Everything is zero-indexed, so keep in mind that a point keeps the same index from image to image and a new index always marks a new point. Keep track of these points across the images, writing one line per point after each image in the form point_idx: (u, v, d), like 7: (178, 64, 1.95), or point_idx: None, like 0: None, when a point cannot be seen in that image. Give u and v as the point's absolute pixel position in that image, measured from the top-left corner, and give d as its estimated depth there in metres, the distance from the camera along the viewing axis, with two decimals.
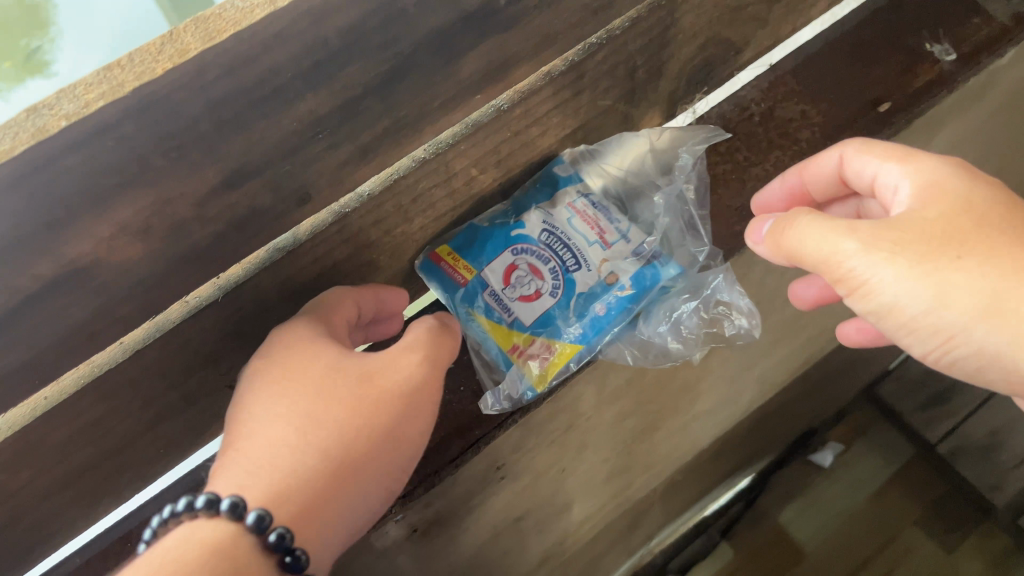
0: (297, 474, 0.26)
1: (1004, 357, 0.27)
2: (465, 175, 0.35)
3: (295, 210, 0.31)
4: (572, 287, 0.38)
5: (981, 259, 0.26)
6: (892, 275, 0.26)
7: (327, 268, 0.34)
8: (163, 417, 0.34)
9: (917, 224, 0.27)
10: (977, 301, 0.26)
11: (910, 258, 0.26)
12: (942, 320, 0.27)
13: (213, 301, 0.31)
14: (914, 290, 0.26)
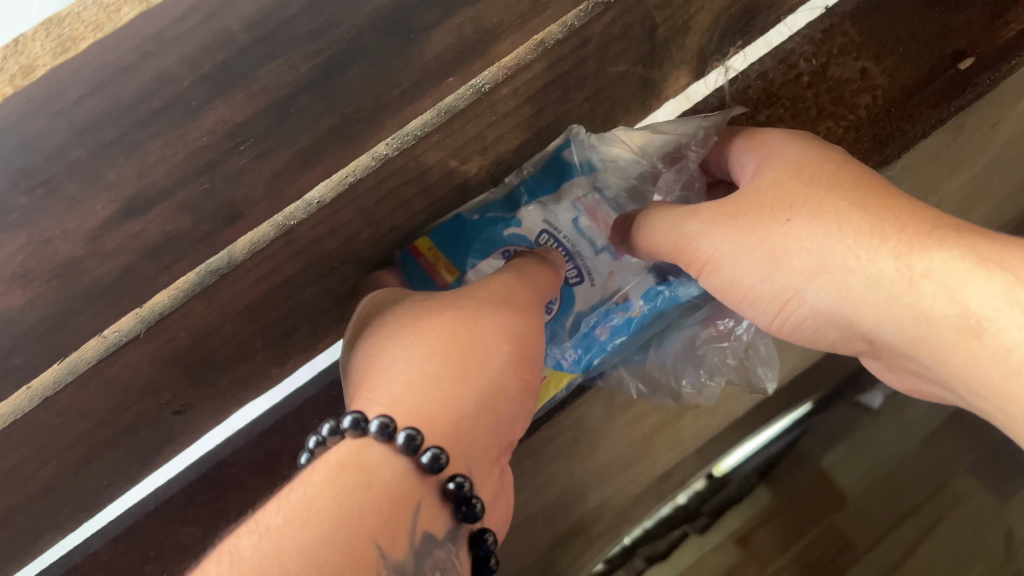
0: (434, 394, 0.22)
1: (851, 326, 0.22)
2: (442, 167, 0.29)
3: (225, 229, 0.26)
4: (570, 303, 0.32)
5: (807, 219, 0.23)
6: (721, 246, 0.25)
7: (278, 286, 0.28)
8: (97, 453, 0.29)
9: (751, 195, 0.25)
10: (805, 264, 0.23)
11: (742, 228, 0.25)
12: (788, 296, 0.24)
13: (136, 336, 0.26)
14: (748, 265, 0.24)
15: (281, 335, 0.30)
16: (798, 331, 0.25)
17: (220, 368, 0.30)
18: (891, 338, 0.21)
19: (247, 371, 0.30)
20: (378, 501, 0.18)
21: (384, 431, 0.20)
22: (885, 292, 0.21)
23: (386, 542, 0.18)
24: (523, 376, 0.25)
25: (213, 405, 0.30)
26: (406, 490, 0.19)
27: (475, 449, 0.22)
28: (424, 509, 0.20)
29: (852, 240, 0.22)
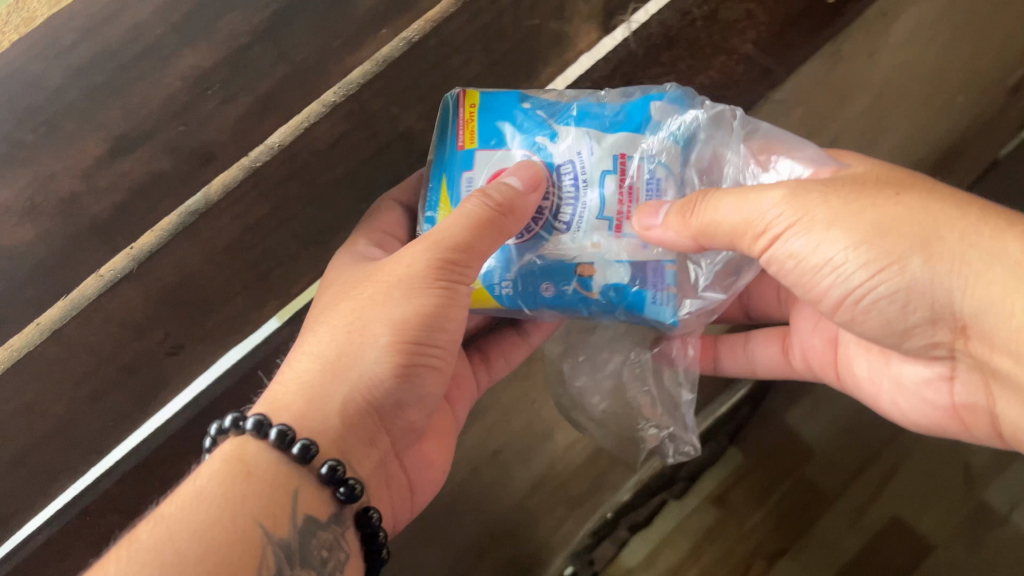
0: (308, 401, 0.24)
1: (943, 305, 0.22)
2: (386, 115, 0.33)
3: (200, 170, 0.31)
4: (535, 248, 0.27)
5: (918, 199, 0.22)
6: (815, 228, 0.23)
7: (251, 228, 0.33)
8: (102, 392, 0.33)
9: (848, 179, 0.24)
10: (916, 237, 0.22)
11: (840, 195, 0.23)
12: (867, 273, 0.23)
13: (129, 273, 0.32)
14: (833, 243, 0.23)
15: (257, 277, 0.33)
16: (854, 303, 0.24)
17: (208, 309, 0.33)
18: (999, 325, 0.21)
19: (228, 315, 0.33)
20: (251, 496, 0.21)
21: (260, 435, 0.22)
22: (990, 265, 0.21)
23: (263, 521, 0.21)
24: (418, 353, 0.26)
25: (205, 345, 0.33)
26: (277, 483, 0.22)
27: (352, 439, 0.24)
28: (300, 495, 0.22)
29: (970, 228, 0.21)
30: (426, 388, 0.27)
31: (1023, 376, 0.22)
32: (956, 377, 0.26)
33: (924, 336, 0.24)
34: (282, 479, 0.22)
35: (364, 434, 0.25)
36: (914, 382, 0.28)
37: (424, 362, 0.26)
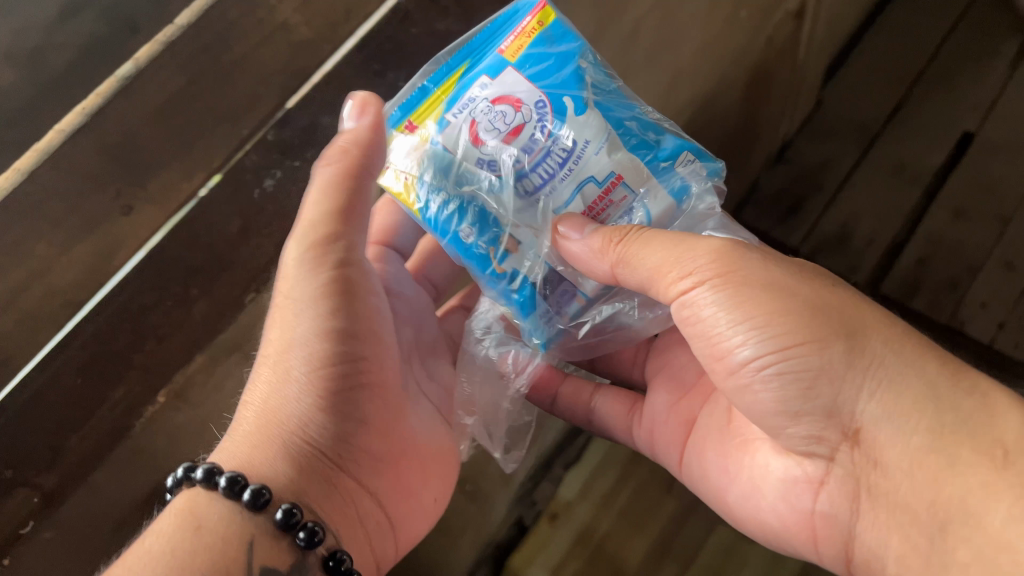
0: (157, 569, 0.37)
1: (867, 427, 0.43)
2: (253, 18, 0.52)
3: (131, 40, 0.51)
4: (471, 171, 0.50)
5: (890, 364, 0.41)
6: (720, 281, 0.44)
7: (172, 96, 0.50)
8: (74, 240, 0.49)
9: (725, 257, 0.45)
10: (840, 331, 0.42)
11: (759, 257, 0.45)
12: (757, 352, 0.43)
13: (82, 125, 0.49)
14: (727, 320, 0.44)
15: (184, 143, 0.51)
16: (745, 385, 0.46)
17: (147, 170, 0.50)
18: (905, 451, 0.41)
19: (165, 179, 0.51)
20: (199, 546, 0.39)
21: (221, 485, 0.41)
22: (944, 380, 0.41)
23: (219, 575, 0.38)
24: (326, 379, 0.47)
25: (149, 206, 0.50)
26: (226, 534, 0.40)
27: (287, 479, 0.44)
28: (252, 551, 0.40)
29: (946, 385, 0.41)
30: (369, 406, 0.50)
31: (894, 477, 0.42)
32: (826, 480, 0.46)
33: (814, 428, 0.44)
34: (229, 520, 0.41)
35: (311, 473, 0.46)
36: (783, 481, 0.49)
37: (344, 385, 0.48)
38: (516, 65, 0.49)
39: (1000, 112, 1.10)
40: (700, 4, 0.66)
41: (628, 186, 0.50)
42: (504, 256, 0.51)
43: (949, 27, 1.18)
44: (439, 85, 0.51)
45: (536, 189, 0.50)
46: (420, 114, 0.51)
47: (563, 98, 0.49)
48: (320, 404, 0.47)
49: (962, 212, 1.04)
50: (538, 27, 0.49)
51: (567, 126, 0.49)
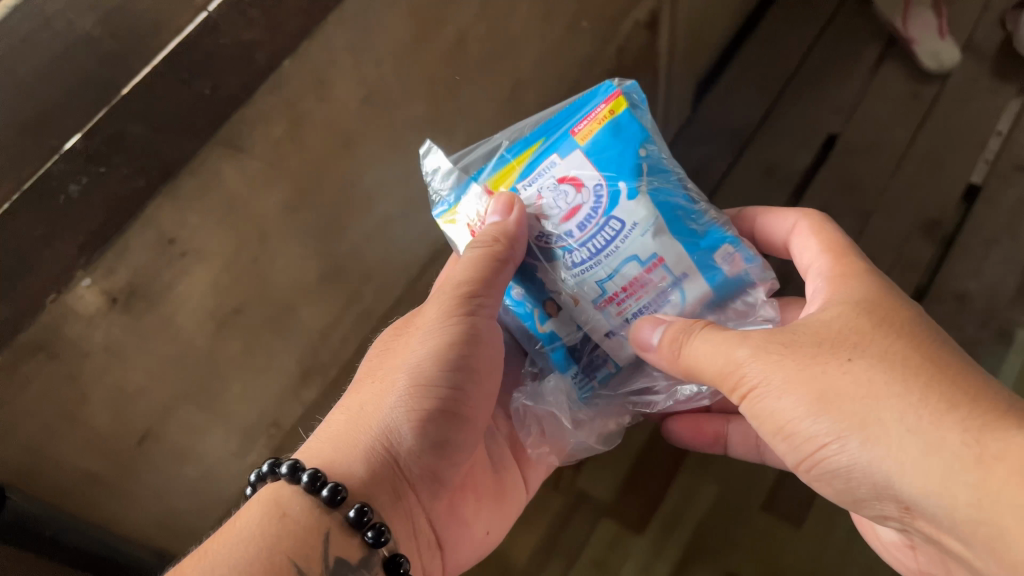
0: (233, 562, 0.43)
1: (883, 486, 0.47)
2: None
3: None
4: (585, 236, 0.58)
5: (865, 363, 0.47)
6: (767, 380, 0.50)
7: None
8: None
9: (794, 340, 0.50)
10: (856, 423, 0.46)
11: (786, 351, 0.50)
12: (830, 437, 0.48)
13: None
14: (786, 396, 0.49)
15: None
16: (822, 465, 0.50)
17: None
18: (935, 506, 0.44)
19: None
20: (283, 530, 0.45)
21: (304, 481, 0.48)
22: (982, 457, 0.41)
23: (299, 561, 0.45)
24: (426, 401, 0.54)
25: None
26: (310, 526, 0.46)
27: (369, 474, 0.51)
28: (328, 540, 0.47)
29: (931, 416, 0.44)
30: (456, 438, 0.57)
31: (958, 543, 0.44)
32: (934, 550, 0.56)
33: (879, 508, 0.50)
34: (309, 513, 0.47)
35: (384, 474, 0.52)
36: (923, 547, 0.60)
37: (443, 414, 0.55)
38: (585, 150, 0.56)
39: (863, 113, 1.17)
40: (534, 13, 0.69)
41: (668, 270, 0.57)
42: (545, 319, 0.62)
43: (815, 38, 1.24)
44: (518, 157, 0.59)
45: (577, 263, 0.58)
46: (500, 178, 0.59)
47: (616, 186, 0.56)
48: (417, 421, 0.54)
49: (826, 210, 1.10)
50: (607, 118, 0.56)
51: (619, 210, 0.56)
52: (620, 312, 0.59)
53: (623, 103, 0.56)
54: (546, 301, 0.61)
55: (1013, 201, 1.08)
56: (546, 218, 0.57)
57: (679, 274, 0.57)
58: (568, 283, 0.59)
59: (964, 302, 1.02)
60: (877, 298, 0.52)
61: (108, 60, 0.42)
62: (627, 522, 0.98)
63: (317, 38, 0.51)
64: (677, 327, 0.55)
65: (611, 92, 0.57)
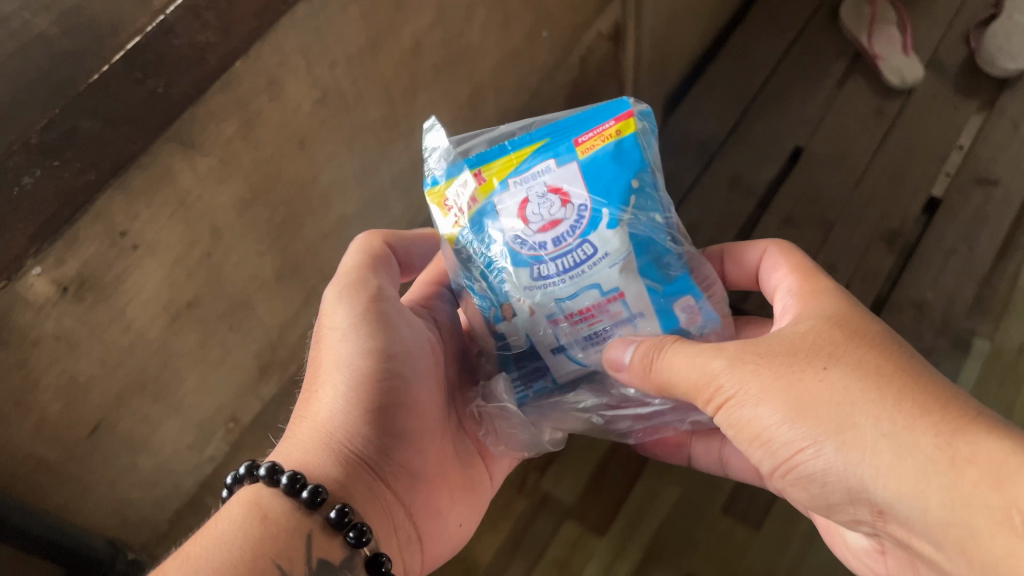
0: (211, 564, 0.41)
1: (860, 493, 0.43)
2: None
3: None
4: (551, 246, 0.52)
5: (838, 371, 0.43)
6: (744, 388, 0.47)
7: None
8: None
9: (771, 344, 0.47)
10: (832, 427, 0.42)
11: (762, 358, 0.46)
12: (806, 442, 0.44)
13: None
14: (763, 405, 0.46)
15: None
16: (795, 472, 0.47)
17: None
18: (914, 517, 0.40)
19: None
20: (266, 532, 0.44)
21: (283, 483, 0.46)
22: (953, 461, 0.38)
23: (282, 561, 0.43)
24: (367, 395, 0.52)
25: None
26: (290, 524, 0.45)
27: (339, 477, 0.50)
28: (310, 540, 0.45)
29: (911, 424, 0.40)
30: (408, 426, 0.55)
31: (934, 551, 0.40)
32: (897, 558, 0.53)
33: (852, 515, 0.46)
34: (290, 516, 0.45)
35: (350, 473, 0.50)
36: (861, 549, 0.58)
37: (389, 406, 0.53)
38: (583, 165, 0.52)
39: (828, 127, 1.19)
40: (489, 21, 0.72)
41: (626, 305, 0.52)
42: (499, 319, 0.56)
43: (782, 54, 1.27)
44: (517, 150, 0.54)
45: (547, 278, 0.52)
46: (486, 175, 0.54)
47: (599, 212, 0.51)
48: (361, 416, 0.52)
49: (788, 219, 1.12)
50: (611, 137, 0.52)
51: (596, 236, 0.51)
52: (572, 332, 0.54)
53: (633, 125, 0.52)
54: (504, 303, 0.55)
55: (972, 213, 1.10)
56: (521, 227, 0.52)
57: (635, 312, 0.53)
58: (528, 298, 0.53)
59: (922, 311, 1.04)
60: (847, 312, 0.48)
61: None
62: (590, 524, 1.00)
63: (269, 40, 0.53)
64: (652, 340, 0.51)
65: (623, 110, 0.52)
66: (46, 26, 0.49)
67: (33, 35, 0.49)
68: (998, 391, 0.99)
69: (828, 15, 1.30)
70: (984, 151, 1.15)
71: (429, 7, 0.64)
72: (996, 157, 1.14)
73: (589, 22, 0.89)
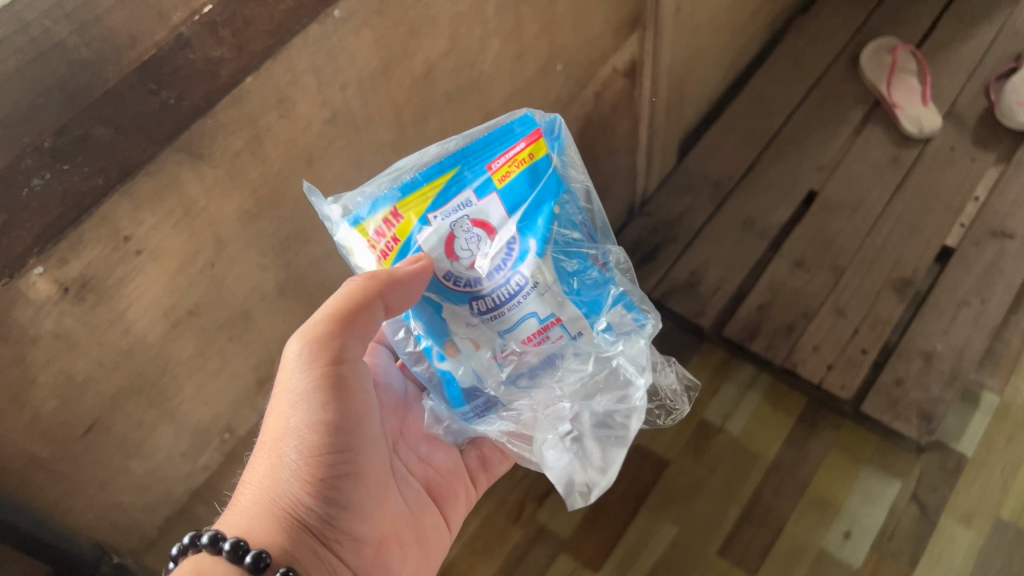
0: None
1: None
2: None
3: None
4: (498, 260, 0.54)
5: None
6: None
7: None
8: None
9: None
10: None
11: None
12: None
13: None
14: None
15: None
16: None
17: None
18: None
19: None
20: None
21: (225, 550, 0.46)
22: None
23: None
24: (320, 461, 0.50)
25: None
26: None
27: (288, 543, 0.48)
28: None
29: None
30: (363, 491, 0.54)
31: None
32: None
33: None
34: None
35: (299, 539, 0.49)
36: None
37: (340, 466, 0.52)
38: (503, 193, 0.53)
39: (843, 172, 1.20)
40: (502, 50, 0.74)
41: (564, 328, 0.56)
42: (442, 357, 0.56)
43: (799, 101, 1.28)
44: (428, 182, 0.52)
45: (481, 314, 0.55)
46: (405, 210, 0.52)
47: (528, 244, 0.54)
48: (315, 487, 0.50)
49: (800, 264, 1.12)
50: (526, 161, 0.53)
51: (526, 267, 0.54)
52: (518, 362, 0.57)
53: (544, 148, 0.54)
54: (447, 342, 0.56)
55: (986, 265, 1.09)
56: (449, 262, 0.53)
57: (575, 332, 0.56)
58: (471, 328, 0.55)
59: (930, 361, 1.02)
60: None
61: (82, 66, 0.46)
62: (583, 559, 0.99)
63: (282, 57, 0.54)
64: None
65: (533, 129, 0.53)
66: (66, 35, 0.45)
67: (54, 45, 0.45)
68: (1004, 448, 1.00)
69: (848, 63, 1.32)
70: (1000, 205, 1.14)
71: (443, 33, 0.66)
72: (1012, 211, 1.13)
73: (605, 57, 0.90)
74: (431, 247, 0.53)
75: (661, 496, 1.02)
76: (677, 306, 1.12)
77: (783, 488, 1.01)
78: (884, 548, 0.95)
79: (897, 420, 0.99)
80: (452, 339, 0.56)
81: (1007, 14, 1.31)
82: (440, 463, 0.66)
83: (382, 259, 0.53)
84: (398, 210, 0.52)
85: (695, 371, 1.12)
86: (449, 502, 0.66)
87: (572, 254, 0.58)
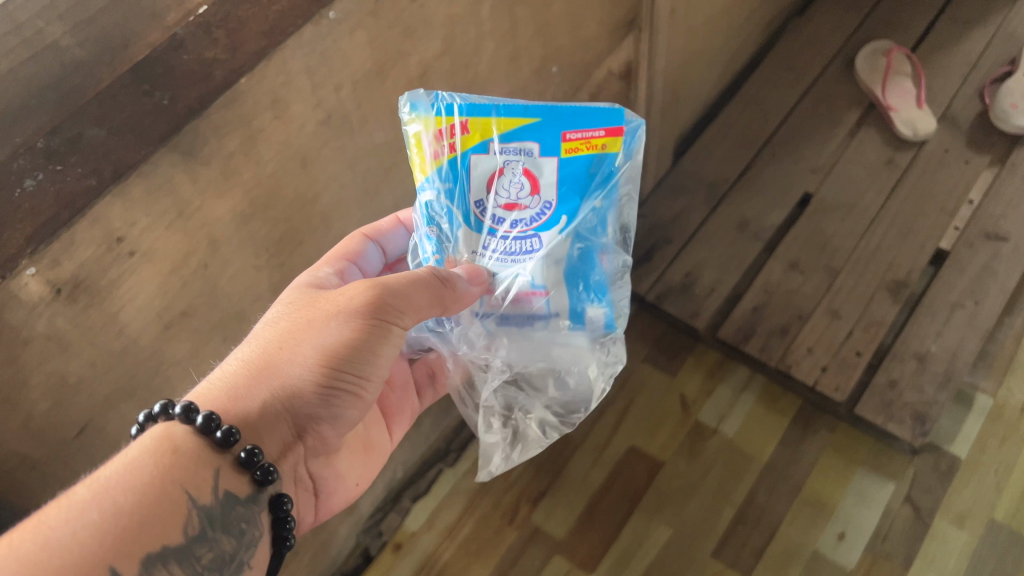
0: (127, 493, 0.42)
1: None
2: None
3: None
4: (526, 214, 0.54)
5: None
6: None
7: None
8: None
9: None
10: None
11: None
12: None
13: None
14: None
15: None
16: None
17: None
18: None
19: None
20: (175, 464, 0.45)
21: (197, 420, 0.47)
22: None
23: (190, 489, 0.45)
24: (332, 377, 0.52)
25: None
26: (198, 457, 0.46)
27: (263, 423, 0.50)
28: (218, 476, 0.47)
29: None
30: (352, 410, 0.55)
31: None
32: None
33: None
34: (197, 455, 0.46)
35: (270, 421, 0.51)
36: None
37: (344, 390, 0.53)
38: (561, 161, 0.53)
39: (837, 175, 1.20)
40: (497, 52, 0.74)
41: (546, 304, 0.57)
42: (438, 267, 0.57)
43: (794, 104, 1.28)
44: (505, 117, 0.52)
45: (489, 251, 0.55)
46: (475, 125, 0.52)
47: (559, 217, 0.55)
48: (311, 393, 0.52)
49: (794, 265, 1.12)
50: (596, 148, 0.53)
51: (547, 236, 0.55)
52: (495, 304, 0.58)
53: (617, 146, 0.53)
54: (448, 257, 0.56)
55: (980, 267, 1.10)
56: (485, 194, 0.54)
57: (552, 313, 0.58)
58: (473, 257, 0.56)
59: (924, 363, 1.03)
60: None
61: (76, 66, 0.48)
62: (578, 559, 0.99)
63: (277, 58, 0.53)
64: None
65: (618, 124, 0.53)
66: (60, 35, 0.48)
67: (46, 44, 0.48)
68: (998, 449, 1.00)
69: (842, 65, 1.32)
70: (994, 207, 1.14)
71: (438, 35, 0.66)
72: (1006, 214, 1.14)
73: (600, 60, 0.90)
74: (475, 172, 0.53)
75: (655, 497, 1.02)
76: (672, 308, 1.12)
77: (777, 490, 1.01)
78: (878, 549, 0.96)
79: (891, 422, 0.99)
80: (455, 254, 0.56)
81: (1001, 17, 1.32)
82: (395, 379, 0.69)
83: (432, 160, 0.53)
84: (470, 124, 0.52)
85: (689, 371, 1.12)
86: (396, 415, 0.69)
87: (593, 246, 0.57)
